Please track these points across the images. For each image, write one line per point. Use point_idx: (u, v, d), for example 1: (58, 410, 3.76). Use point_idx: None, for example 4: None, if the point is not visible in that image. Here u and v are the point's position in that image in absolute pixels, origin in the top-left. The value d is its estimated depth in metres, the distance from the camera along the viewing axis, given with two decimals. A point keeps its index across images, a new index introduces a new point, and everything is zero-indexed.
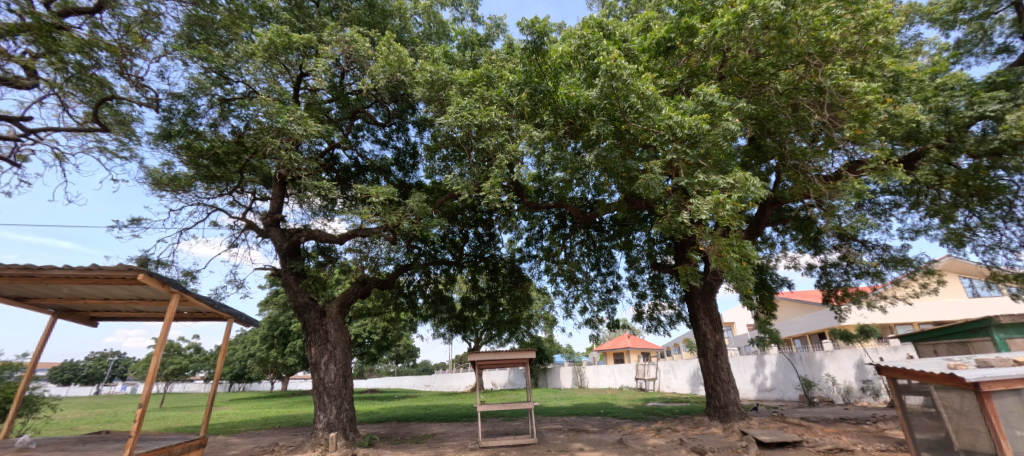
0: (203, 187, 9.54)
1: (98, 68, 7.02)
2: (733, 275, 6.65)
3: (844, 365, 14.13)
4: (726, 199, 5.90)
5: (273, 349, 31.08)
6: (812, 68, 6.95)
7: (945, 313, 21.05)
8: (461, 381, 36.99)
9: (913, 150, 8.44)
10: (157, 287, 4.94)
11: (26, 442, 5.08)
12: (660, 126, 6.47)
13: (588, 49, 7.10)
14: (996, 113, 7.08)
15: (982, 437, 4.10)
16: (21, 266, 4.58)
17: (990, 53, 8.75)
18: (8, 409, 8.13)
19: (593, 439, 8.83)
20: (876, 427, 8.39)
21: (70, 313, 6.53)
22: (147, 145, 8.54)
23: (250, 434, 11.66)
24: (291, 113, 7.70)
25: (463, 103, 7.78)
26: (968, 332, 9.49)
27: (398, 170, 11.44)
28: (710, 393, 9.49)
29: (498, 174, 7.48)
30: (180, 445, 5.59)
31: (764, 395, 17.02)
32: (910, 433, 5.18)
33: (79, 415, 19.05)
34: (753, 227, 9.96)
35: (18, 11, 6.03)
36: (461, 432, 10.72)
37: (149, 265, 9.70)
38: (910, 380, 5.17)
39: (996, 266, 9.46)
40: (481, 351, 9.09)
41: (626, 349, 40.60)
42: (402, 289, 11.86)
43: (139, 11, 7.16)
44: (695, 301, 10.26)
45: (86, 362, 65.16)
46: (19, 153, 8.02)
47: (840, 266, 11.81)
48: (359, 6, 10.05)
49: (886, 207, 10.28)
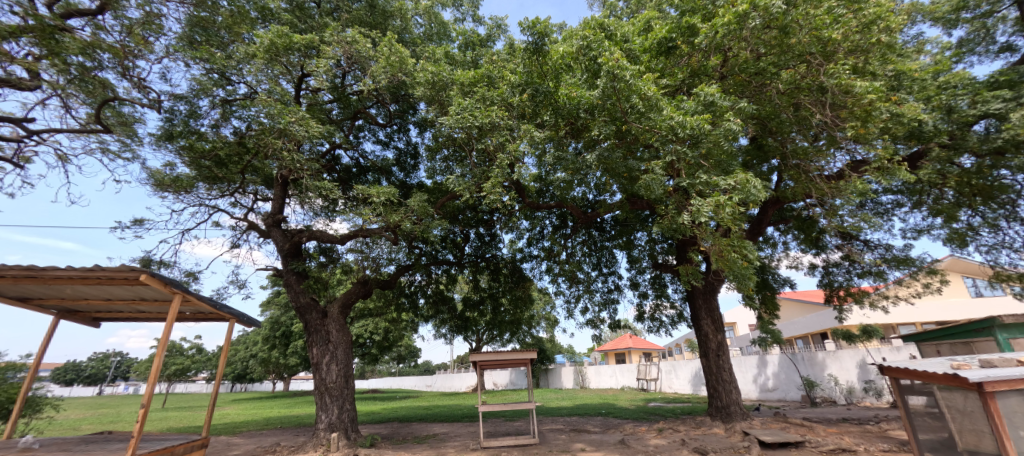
0: (206, 187, 9.58)
1: (101, 70, 7.04)
2: (734, 275, 6.64)
3: (847, 365, 14.08)
4: (727, 200, 5.89)
5: (275, 349, 31.13)
6: (814, 67, 6.95)
7: (948, 313, 20.96)
8: (462, 381, 37.02)
9: (916, 149, 8.40)
10: (159, 288, 4.94)
11: (30, 443, 5.09)
12: (661, 127, 6.45)
13: (590, 50, 7.04)
14: (999, 112, 7.07)
15: (986, 437, 4.07)
16: (24, 267, 4.60)
17: (993, 52, 8.70)
18: (12, 409, 8.16)
19: (595, 439, 8.83)
20: (879, 428, 8.32)
21: (73, 313, 6.55)
22: (150, 146, 8.57)
23: (252, 434, 11.69)
24: (293, 115, 7.74)
25: (465, 103, 7.79)
26: (972, 332, 9.45)
27: (400, 170, 11.47)
28: (712, 393, 9.47)
29: (499, 174, 7.48)
30: (182, 445, 5.60)
31: (766, 395, 16.98)
32: (914, 433, 5.17)
33: (81, 415, 19.11)
34: (754, 227, 9.94)
35: (21, 13, 6.06)
36: (463, 433, 10.73)
37: (151, 266, 9.74)
38: (914, 380, 5.14)
39: (1000, 266, 9.42)
40: (482, 352, 9.09)
41: (628, 349, 40.58)
42: (404, 289, 11.87)
43: (141, 12, 7.19)
44: (697, 302, 10.23)
45: (89, 362, 65.36)
46: (23, 154, 8.06)
47: (842, 266, 11.78)
48: (361, 6, 10.06)
49: (888, 207, 10.26)
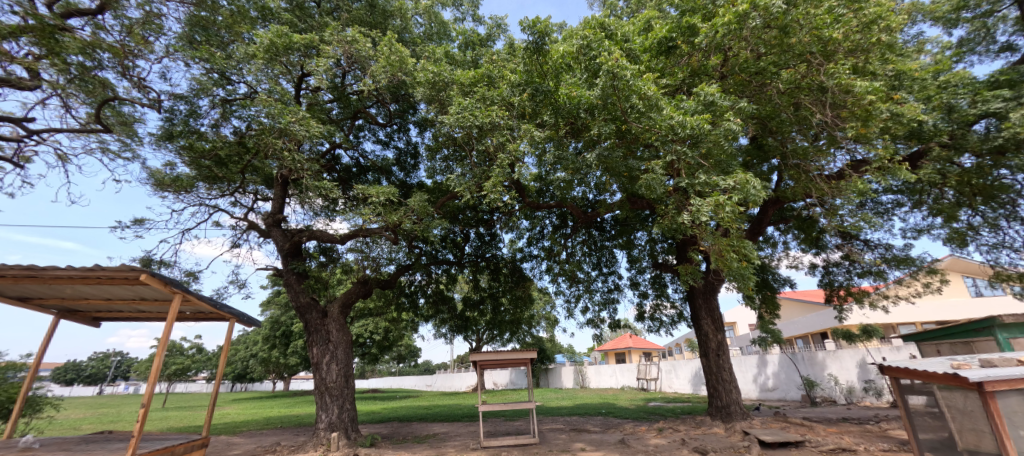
0: (206, 187, 9.59)
1: (100, 69, 7.03)
2: (734, 275, 6.64)
3: (847, 365, 14.07)
4: (726, 200, 5.88)
5: (275, 349, 31.14)
6: (814, 66, 6.95)
7: (947, 312, 20.97)
8: (462, 381, 37.04)
9: (916, 149, 8.39)
10: (159, 288, 4.94)
11: (30, 442, 5.09)
12: (661, 126, 6.46)
13: (590, 50, 7.06)
14: (1000, 111, 7.08)
15: (986, 437, 4.07)
16: (25, 267, 4.60)
17: (993, 52, 8.70)
18: (12, 409, 8.15)
19: (594, 439, 8.83)
20: (879, 428, 8.30)
21: (74, 313, 6.55)
22: (150, 146, 8.58)
23: (252, 434, 11.68)
24: (293, 114, 7.75)
25: (465, 103, 7.78)
26: (971, 332, 9.44)
27: (400, 170, 11.48)
28: (711, 393, 9.47)
29: (499, 174, 7.48)
30: (182, 444, 5.60)
31: (766, 395, 16.99)
32: (914, 433, 5.17)
33: (81, 415, 19.08)
34: (754, 227, 9.94)
35: (21, 13, 6.06)
36: (463, 433, 10.72)
37: (152, 266, 9.74)
38: (914, 379, 5.14)
39: (1000, 266, 9.41)
40: (482, 352, 9.08)
41: (628, 349, 40.56)
42: (404, 289, 11.87)
43: (141, 12, 7.19)
44: (697, 302, 10.22)
45: (89, 361, 65.32)
46: (23, 154, 8.07)
47: (842, 266, 11.78)
48: (361, 6, 10.05)
49: (888, 206, 10.26)
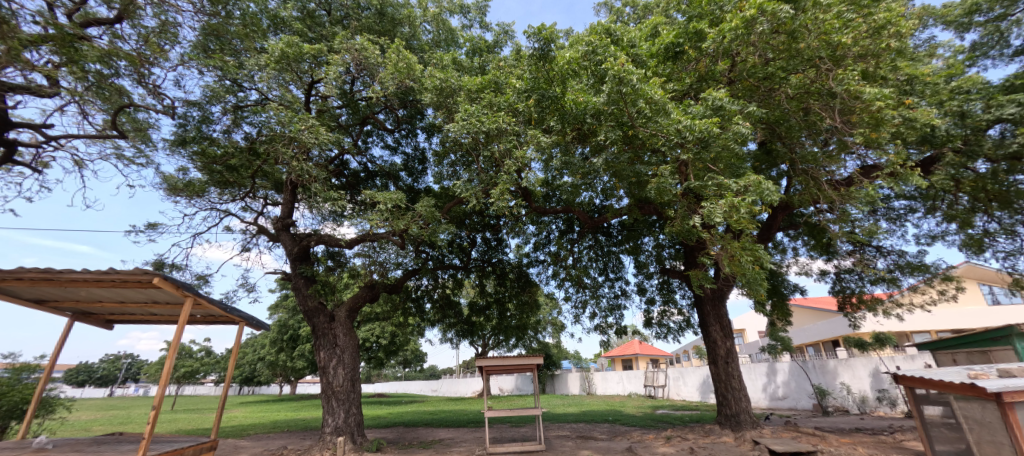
0: (217, 192, 9.79)
1: (117, 76, 7.16)
2: (745, 279, 6.60)
3: (859, 373, 13.77)
4: (740, 202, 5.76)
5: (283, 352, 31.44)
6: (823, 72, 6.87)
7: (963, 320, 20.58)
8: (467, 387, 37.07)
9: (929, 154, 8.31)
10: (171, 291, 5.00)
11: (43, 443, 5.14)
12: (669, 131, 6.43)
13: (595, 55, 7.29)
14: (1014, 116, 6.98)
15: (1005, 449, 3.97)
16: (42, 269, 4.70)
17: (1007, 55, 8.48)
18: (26, 409, 8.42)
19: (602, 446, 8.74)
20: (895, 439, 8.08)
21: (87, 315, 6.66)
22: (164, 151, 8.78)
23: (259, 437, 11.68)
24: (303, 122, 7.84)
25: (472, 109, 7.86)
26: (988, 341, 9.19)
27: (408, 175, 11.56)
28: (721, 400, 9.32)
29: (506, 180, 7.51)
30: (192, 446, 5.63)
31: (776, 404, 16.72)
32: (931, 443, 5.10)
33: (92, 417, 18.99)
34: (763, 233, 9.83)
35: (42, 23, 6.22)
36: (470, 438, 10.63)
37: (164, 269, 9.91)
38: (930, 389, 5.06)
39: (1019, 273, 9.16)
40: (488, 356, 9.00)
41: (635, 356, 40.30)
42: (411, 293, 11.98)
43: (156, 21, 7.34)
44: (705, 308, 10.12)
45: (101, 364, 66.05)
46: (41, 160, 8.34)
47: (854, 273, 11.54)
48: (371, 14, 10.22)
49: (901, 212, 10.09)
